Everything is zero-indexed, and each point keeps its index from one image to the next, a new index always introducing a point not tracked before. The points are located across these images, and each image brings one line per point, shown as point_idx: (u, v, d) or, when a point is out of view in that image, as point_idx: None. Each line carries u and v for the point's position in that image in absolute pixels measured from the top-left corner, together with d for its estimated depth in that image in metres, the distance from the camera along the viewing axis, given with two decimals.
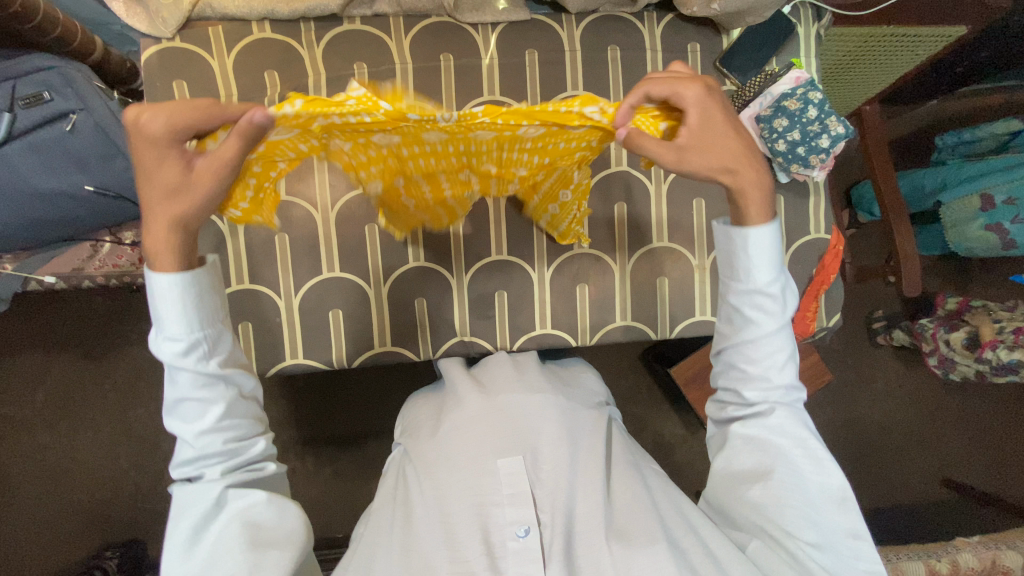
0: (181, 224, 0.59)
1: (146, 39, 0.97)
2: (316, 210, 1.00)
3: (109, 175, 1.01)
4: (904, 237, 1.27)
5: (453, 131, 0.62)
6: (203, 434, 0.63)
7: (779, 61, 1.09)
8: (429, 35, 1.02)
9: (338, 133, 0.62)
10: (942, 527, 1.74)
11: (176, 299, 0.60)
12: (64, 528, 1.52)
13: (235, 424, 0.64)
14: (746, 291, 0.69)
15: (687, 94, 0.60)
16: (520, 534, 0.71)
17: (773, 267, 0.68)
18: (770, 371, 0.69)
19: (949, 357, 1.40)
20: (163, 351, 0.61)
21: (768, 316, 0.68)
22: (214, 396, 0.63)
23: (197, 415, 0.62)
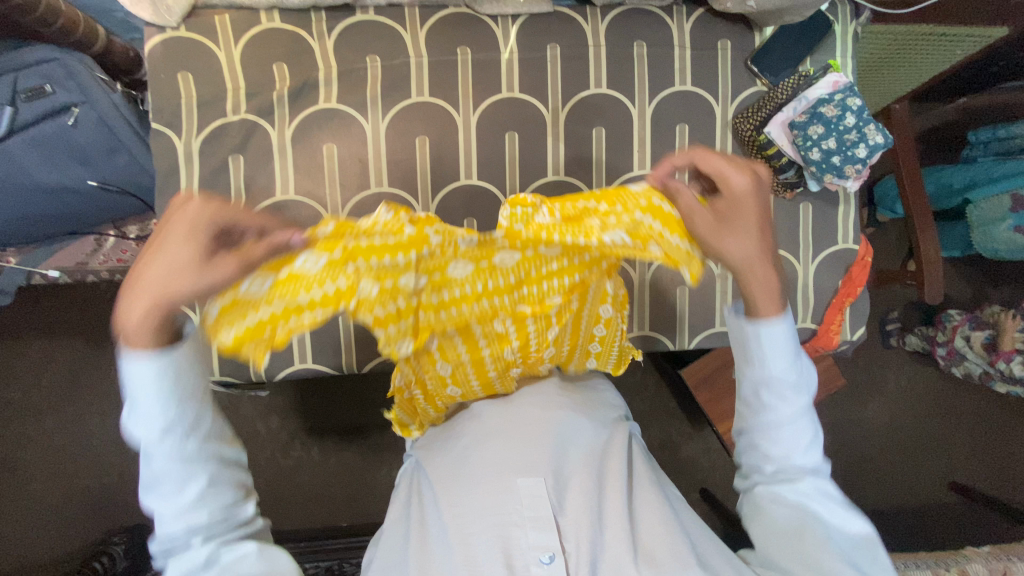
0: (161, 310, 0.50)
1: (150, 27, 0.92)
2: (326, 211, 0.97)
3: (113, 170, 0.98)
4: (928, 243, 1.22)
5: (475, 257, 0.65)
6: (187, 510, 0.54)
7: (813, 61, 1.03)
8: (445, 26, 0.97)
9: (366, 275, 0.58)
10: (948, 531, 1.73)
11: (149, 377, 0.52)
12: (71, 512, 1.52)
13: (217, 500, 0.56)
14: (763, 377, 0.64)
15: (739, 178, 0.60)
16: (544, 560, 0.69)
17: (791, 350, 0.63)
18: (794, 455, 0.64)
19: (960, 351, 1.37)
20: (139, 438, 0.53)
21: (789, 397, 0.63)
22: (194, 474, 0.54)
23: (178, 492, 0.54)
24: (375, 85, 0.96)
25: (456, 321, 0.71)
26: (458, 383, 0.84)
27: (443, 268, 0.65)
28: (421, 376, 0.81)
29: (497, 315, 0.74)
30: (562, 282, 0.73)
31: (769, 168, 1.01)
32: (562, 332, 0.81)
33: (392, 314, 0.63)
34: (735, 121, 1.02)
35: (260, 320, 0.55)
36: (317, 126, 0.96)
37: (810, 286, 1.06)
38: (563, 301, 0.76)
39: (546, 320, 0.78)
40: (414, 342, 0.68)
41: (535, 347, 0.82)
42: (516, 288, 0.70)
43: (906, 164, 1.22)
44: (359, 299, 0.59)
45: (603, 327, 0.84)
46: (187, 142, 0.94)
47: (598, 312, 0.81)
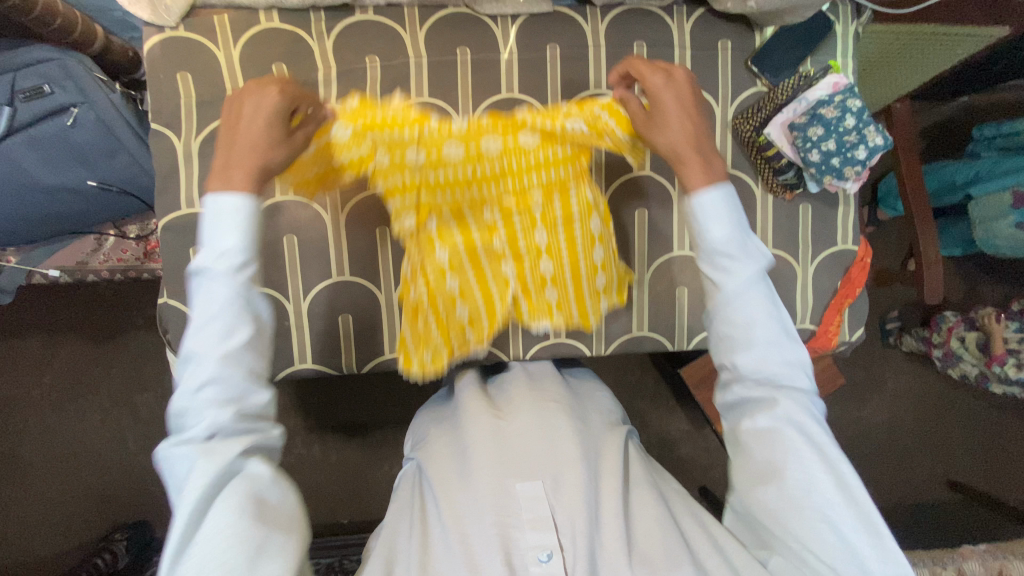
0: (258, 175, 0.64)
1: (150, 27, 0.92)
2: (326, 211, 0.97)
3: (112, 170, 0.98)
4: (929, 242, 1.21)
5: (469, 142, 0.78)
6: (223, 360, 0.59)
7: (814, 62, 1.03)
8: (445, 26, 0.97)
9: (381, 143, 0.73)
10: (946, 529, 1.74)
11: (230, 224, 0.61)
12: (73, 509, 1.53)
13: (244, 363, 0.61)
14: (717, 257, 0.68)
15: (655, 79, 0.70)
16: (543, 559, 0.70)
17: (737, 226, 0.67)
18: (754, 333, 0.66)
19: (956, 352, 1.37)
20: (201, 274, 0.60)
21: (740, 264, 0.67)
22: (236, 330, 0.60)
23: (219, 339, 0.60)
24: (374, 86, 0.97)
25: (452, 204, 0.88)
26: (457, 277, 0.92)
27: (439, 148, 0.76)
28: (424, 267, 0.90)
29: (485, 203, 0.90)
30: (543, 177, 0.87)
31: (769, 169, 1.00)
32: (551, 238, 0.92)
33: (397, 187, 0.81)
34: (734, 122, 1.01)
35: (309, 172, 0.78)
36: None
37: (809, 287, 1.06)
38: (545, 200, 0.90)
39: (531, 218, 0.92)
40: (419, 217, 0.87)
41: (528, 255, 0.94)
42: (500, 176, 0.86)
43: (905, 164, 1.22)
44: (377, 167, 0.77)
45: (599, 248, 0.93)
46: (187, 142, 0.94)
47: (587, 227, 0.91)
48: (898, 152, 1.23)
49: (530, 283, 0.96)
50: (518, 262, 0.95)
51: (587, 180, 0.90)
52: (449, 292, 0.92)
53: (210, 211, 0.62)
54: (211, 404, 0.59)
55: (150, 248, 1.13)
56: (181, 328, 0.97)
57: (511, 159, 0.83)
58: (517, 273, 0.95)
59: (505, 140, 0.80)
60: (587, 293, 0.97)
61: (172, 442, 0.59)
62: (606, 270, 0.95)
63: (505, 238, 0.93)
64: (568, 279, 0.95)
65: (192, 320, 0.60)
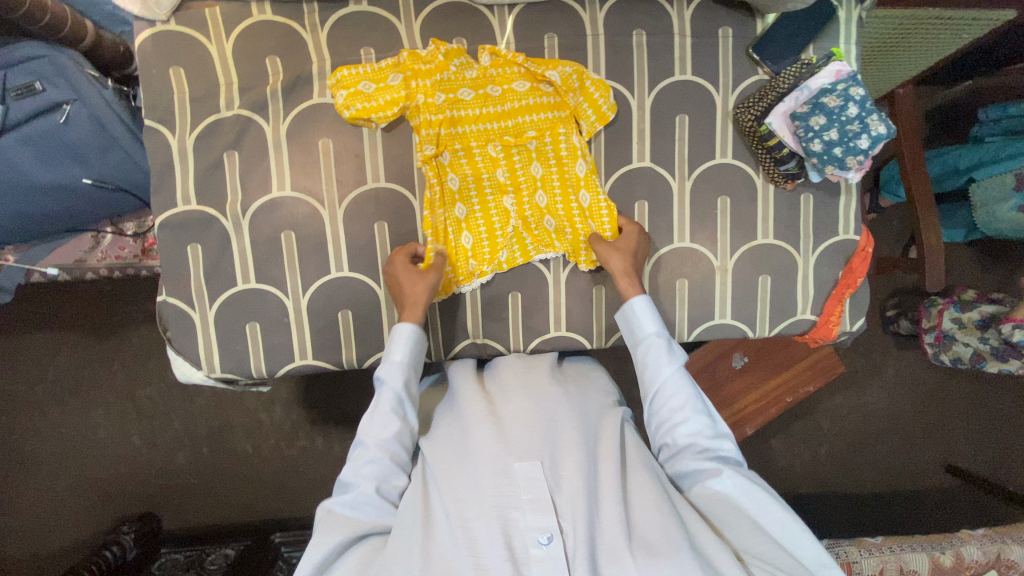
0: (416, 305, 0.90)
1: (140, 21, 0.91)
2: (323, 207, 0.96)
3: (107, 167, 0.97)
4: (931, 230, 1.20)
5: (476, 85, 0.97)
6: (381, 445, 0.80)
7: (817, 49, 1.01)
8: (440, 17, 0.95)
9: (415, 78, 0.93)
10: (944, 513, 1.75)
11: (401, 342, 0.87)
12: (81, 502, 1.55)
13: (391, 453, 0.81)
14: (646, 349, 0.89)
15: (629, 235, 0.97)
16: (543, 541, 0.71)
17: (656, 326, 0.90)
18: (683, 409, 0.84)
19: (948, 334, 1.35)
20: (380, 376, 0.85)
21: (671, 356, 0.88)
22: (393, 424, 0.82)
23: (381, 428, 0.81)
24: None
25: (462, 138, 0.97)
26: (465, 205, 1.00)
27: (454, 90, 0.96)
28: (438, 194, 0.96)
29: (488, 136, 0.98)
30: (537, 119, 1.00)
31: (770, 160, 0.99)
32: (545, 170, 1.01)
33: (425, 120, 0.94)
34: (735, 111, 1.00)
35: (353, 105, 0.92)
36: (311, 121, 0.95)
37: (810, 277, 1.05)
38: (538, 137, 1.00)
39: (527, 153, 1.01)
40: (436, 148, 0.95)
41: (527, 187, 1.01)
42: (504, 115, 0.98)
43: (908, 148, 1.20)
44: (416, 105, 0.94)
45: (584, 191, 0.99)
46: (181, 139, 0.93)
47: (575, 168, 1.00)
48: (900, 137, 1.22)
49: (528, 214, 1.01)
50: (518, 198, 1.01)
51: (575, 125, 0.99)
52: (456, 219, 0.98)
53: (396, 333, 0.88)
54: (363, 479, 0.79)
55: (147, 246, 1.13)
56: (181, 326, 0.97)
57: (507, 100, 0.98)
58: (517, 207, 1.00)
59: (503, 87, 0.98)
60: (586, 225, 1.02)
61: (334, 497, 0.80)
62: (592, 218, 0.99)
63: (506, 168, 1.00)
64: (563, 206, 1.01)
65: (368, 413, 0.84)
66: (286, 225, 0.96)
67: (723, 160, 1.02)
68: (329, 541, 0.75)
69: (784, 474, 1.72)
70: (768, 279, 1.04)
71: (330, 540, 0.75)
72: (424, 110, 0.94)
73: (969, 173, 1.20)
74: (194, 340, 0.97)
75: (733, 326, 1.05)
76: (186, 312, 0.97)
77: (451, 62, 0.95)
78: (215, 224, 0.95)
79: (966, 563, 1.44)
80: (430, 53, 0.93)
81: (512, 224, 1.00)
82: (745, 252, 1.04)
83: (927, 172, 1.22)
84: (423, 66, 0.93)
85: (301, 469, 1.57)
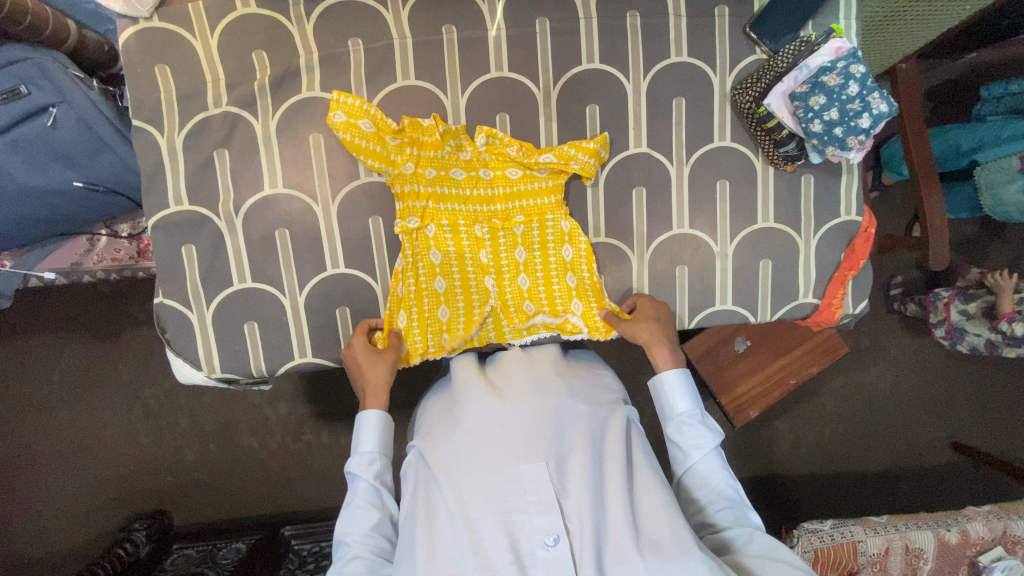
0: (377, 390, 0.90)
1: (122, 18, 0.89)
2: (316, 203, 0.95)
3: (98, 169, 0.95)
4: (934, 208, 1.18)
5: (469, 168, 0.98)
6: (360, 536, 0.81)
7: (816, 25, 0.98)
8: (428, 4, 0.93)
9: (410, 150, 0.94)
10: (949, 489, 1.76)
11: (370, 432, 0.88)
12: (92, 502, 1.57)
13: (370, 544, 0.81)
14: (678, 424, 0.90)
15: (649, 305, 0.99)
16: (550, 543, 0.71)
17: (690, 402, 0.90)
18: (715, 490, 0.85)
19: (960, 327, 1.33)
20: (352, 468, 0.87)
21: (701, 436, 0.88)
22: (371, 511, 0.84)
23: (359, 521, 0.83)
24: (358, 69, 0.93)
25: (450, 216, 0.97)
26: (444, 278, 0.97)
27: (447, 168, 0.97)
28: (416, 264, 0.95)
29: (476, 217, 0.98)
30: (523, 205, 0.98)
31: (769, 141, 0.97)
32: (529, 255, 1.00)
33: (412, 190, 0.94)
34: (734, 93, 0.97)
35: (354, 140, 0.91)
36: (300, 116, 0.93)
37: (812, 259, 1.04)
38: (525, 222, 0.98)
39: (512, 238, 0.99)
40: (420, 221, 0.95)
41: (509, 270, 1.00)
42: (493, 199, 0.99)
43: (910, 125, 1.18)
44: (400, 172, 0.93)
45: (571, 274, 1.00)
46: (170, 138, 0.92)
47: (560, 253, 1.00)
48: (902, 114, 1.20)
49: (508, 296, 1.00)
50: (499, 278, 1.00)
51: (565, 211, 0.98)
52: (434, 291, 0.97)
53: (359, 424, 0.89)
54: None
55: (143, 247, 1.12)
56: (179, 327, 0.96)
57: (499, 184, 0.98)
58: (497, 291, 0.99)
59: (496, 172, 0.98)
60: (566, 312, 1.00)
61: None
62: (580, 296, 1.00)
63: (490, 250, 0.99)
64: (545, 292, 1.00)
65: (344, 509, 0.85)
66: (280, 222, 0.95)
67: (722, 143, 1.00)
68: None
69: (788, 456, 1.72)
70: (769, 263, 1.03)
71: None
72: (415, 184, 0.94)
73: (972, 154, 1.17)
74: (193, 341, 0.97)
75: (734, 312, 1.04)
76: (184, 313, 0.96)
77: (446, 142, 0.96)
78: (208, 224, 0.94)
79: (971, 539, 1.45)
80: (430, 127, 0.93)
81: (490, 304, 0.99)
82: (744, 237, 1.02)
83: (929, 151, 1.20)
84: (422, 137, 0.94)
85: (307, 463, 1.58)
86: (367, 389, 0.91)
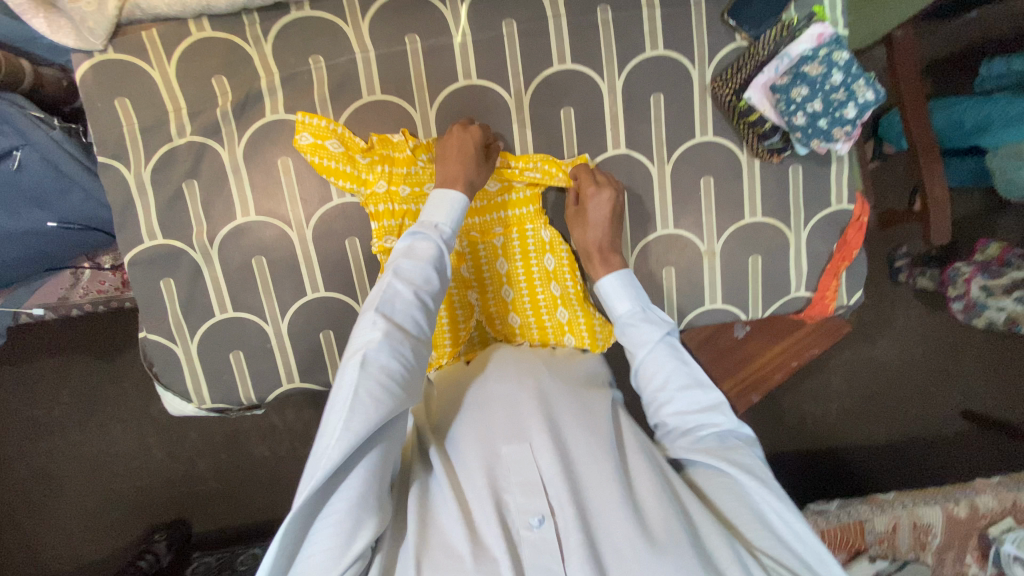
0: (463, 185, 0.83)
1: (77, 53, 0.87)
2: (291, 228, 0.94)
3: (71, 209, 0.94)
4: (936, 181, 1.12)
5: None
6: (417, 296, 0.72)
7: (799, 6, 0.93)
8: (388, 15, 0.89)
9: (383, 167, 0.91)
10: (960, 459, 1.74)
11: (445, 205, 0.79)
12: (112, 513, 1.61)
13: (422, 314, 0.71)
14: (624, 323, 0.84)
15: (595, 197, 0.91)
16: (535, 523, 0.66)
17: (633, 300, 0.85)
18: (666, 385, 0.78)
19: (979, 303, 1.25)
20: (419, 231, 0.77)
21: (646, 330, 0.81)
22: (435, 281, 0.74)
23: (423, 280, 0.73)
24: (322, 87, 0.90)
25: None
26: None
27: (421, 183, 0.93)
28: None
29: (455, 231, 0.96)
30: (503, 215, 0.96)
31: (753, 135, 0.93)
32: (511, 266, 0.97)
33: (387, 209, 0.92)
34: (713, 86, 0.94)
35: (326, 160, 0.90)
36: (266, 141, 0.91)
37: (803, 252, 1.01)
38: (505, 234, 0.96)
39: (493, 249, 0.97)
40: (397, 239, 0.92)
41: (491, 283, 0.98)
42: (471, 211, 0.96)
43: (909, 95, 1.12)
44: (373, 191, 0.92)
45: (554, 282, 0.98)
46: (137, 173, 0.90)
47: (542, 263, 0.97)
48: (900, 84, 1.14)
49: (493, 308, 0.99)
50: (482, 289, 0.99)
51: (544, 220, 0.96)
52: None
53: (436, 195, 0.80)
54: (395, 328, 0.68)
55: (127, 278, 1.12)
56: (167, 360, 0.96)
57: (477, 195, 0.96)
58: (481, 300, 0.99)
59: None
60: (553, 321, 0.98)
61: (370, 346, 0.65)
62: (565, 304, 0.98)
63: (471, 264, 0.97)
64: (529, 301, 0.98)
65: (399, 260, 0.74)
66: (256, 250, 0.94)
67: (704, 139, 0.96)
68: (382, 411, 0.63)
69: (793, 435, 1.71)
70: (759, 259, 1.00)
71: (372, 401, 0.62)
72: (390, 201, 0.92)
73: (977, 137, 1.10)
74: (182, 374, 0.97)
75: (724, 310, 1.02)
76: (169, 347, 0.96)
77: (419, 157, 0.93)
78: (184, 257, 0.93)
79: (980, 512, 1.44)
80: (401, 143, 0.92)
81: (476, 315, 0.99)
82: (731, 233, 0.99)
83: (933, 131, 1.15)
84: (393, 153, 0.92)
85: None
86: (446, 177, 0.83)
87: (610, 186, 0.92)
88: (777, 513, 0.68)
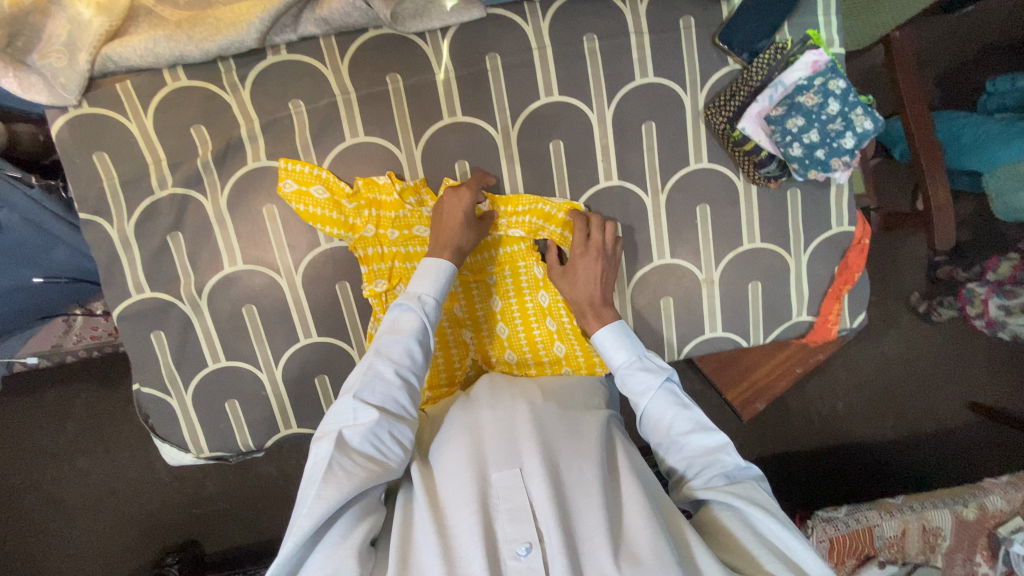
0: (451, 252, 0.83)
1: (51, 109, 0.85)
2: (279, 275, 0.92)
3: (57, 264, 0.94)
4: (937, 181, 1.04)
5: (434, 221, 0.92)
6: (398, 370, 0.71)
7: (792, 26, 0.91)
8: (368, 55, 0.87)
9: (370, 212, 0.89)
10: (971, 455, 1.69)
11: (429, 273, 0.79)
12: (119, 539, 1.57)
13: (402, 389, 0.70)
14: (622, 372, 0.82)
15: (586, 258, 0.89)
16: (521, 552, 0.61)
17: (630, 349, 0.83)
18: (672, 432, 0.75)
19: (1001, 322, 1.19)
20: (404, 302, 0.77)
21: (646, 377, 0.79)
22: (417, 354, 0.73)
23: (403, 354, 0.72)
24: (303, 132, 0.88)
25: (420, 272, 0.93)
26: None
27: (410, 226, 0.91)
28: None
29: None
30: (495, 253, 0.94)
31: (749, 163, 0.91)
32: (505, 303, 0.95)
33: (376, 252, 0.90)
34: (707, 113, 0.91)
35: (313, 207, 0.88)
36: (249, 189, 0.89)
37: (804, 275, 0.98)
38: (498, 272, 0.95)
39: (487, 288, 0.95)
40: (388, 282, 0.90)
41: (485, 320, 0.96)
42: None
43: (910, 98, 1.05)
44: (362, 235, 0.90)
45: (550, 318, 0.95)
46: (120, 228, 0.89)
47: (537, 299, 0.96)
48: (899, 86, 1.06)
49: (489, 346, 0.96)
50: (476, 327, 0.96)
51: (536, 256, 0.94)
52: None
53: (422, 264, 0.80)
54: (374, 406, 0.67)
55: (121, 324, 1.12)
56: (163, 411, 0.96)
57: None
58: (476, 339, 0.96)
59: None
60: (550, 356, 0.96)
61: (347, 427, 0.66)
62: (562, 339, 0.96)
63: (464, 303, 0.95)
64: (524, 338, 0.96)
65: (384, 333, 0.74)
66: (245, 299, 0.92)
67: (699, 166, 0.94)
68: (355, 484, 0.62)
69: (802, 440, 1.68)
70: (759, 285, 0.98)
71: (345, 480, 0.62)
72: (380, 244, 0.90)
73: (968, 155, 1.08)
74: (179, 424, 0.96)
75: (725, 338, 1.00)
76: (164, 399, 0.95)
77: (407, 199, 0.90)
78: (173, 309, 0.92)
79: (989, 513, 1.42)
80: (386, 185, 0.89)
81: (471, 354, 0.95)
82: (730, 261, 0.97)
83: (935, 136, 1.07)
84: (380, 196, 0.90)
85: None
86: (438, 242, 0.83)
87: (599, 244, 0.90)
88: (787, 549, 0.66)
